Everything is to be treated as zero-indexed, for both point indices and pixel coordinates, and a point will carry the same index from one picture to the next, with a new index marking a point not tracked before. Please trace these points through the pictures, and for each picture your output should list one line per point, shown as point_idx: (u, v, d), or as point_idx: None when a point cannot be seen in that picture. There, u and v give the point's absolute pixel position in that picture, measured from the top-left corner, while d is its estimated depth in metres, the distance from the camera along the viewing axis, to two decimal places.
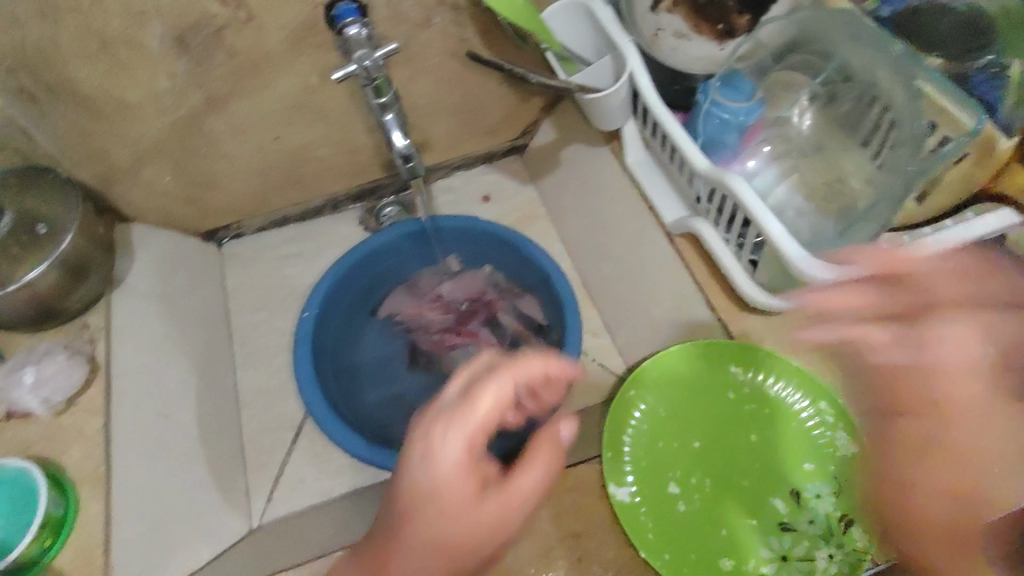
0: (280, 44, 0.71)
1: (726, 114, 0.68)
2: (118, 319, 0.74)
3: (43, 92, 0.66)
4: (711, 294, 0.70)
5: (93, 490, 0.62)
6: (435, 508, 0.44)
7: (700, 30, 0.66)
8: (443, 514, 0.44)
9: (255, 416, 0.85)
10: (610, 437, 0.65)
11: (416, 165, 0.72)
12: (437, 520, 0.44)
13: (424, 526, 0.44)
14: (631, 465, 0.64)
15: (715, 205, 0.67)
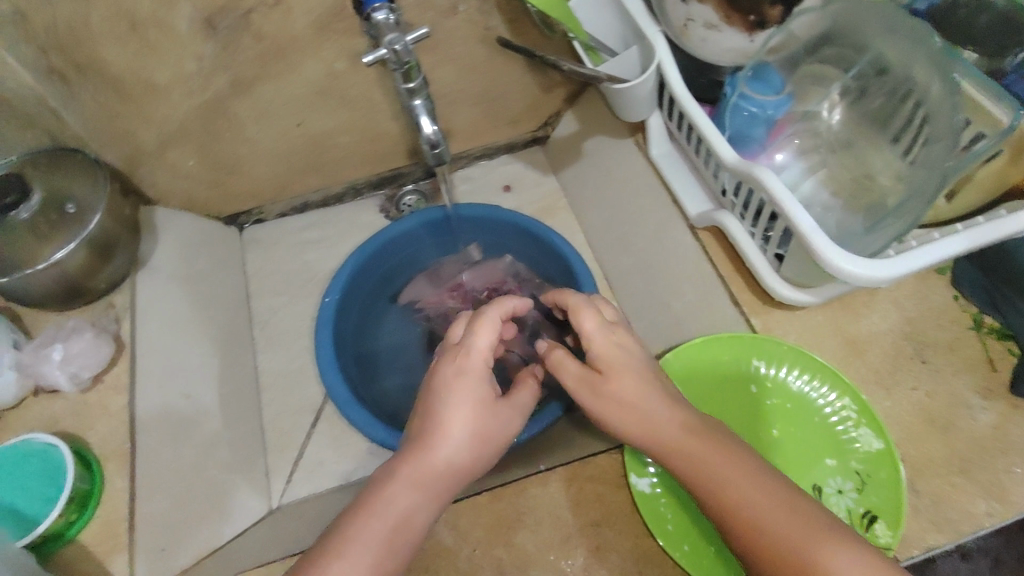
0: (306, 28, 0.71)
1: (755, 107, 0.67)
2: (142, 300, 0.74)
3: (73, 72, 0.67)
4: (734, 288, 0.70)
5: (118, 467, 0.63)
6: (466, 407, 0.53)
7: (730, 22, 0.65)
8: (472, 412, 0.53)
9: (275, 398, 0.85)
10: None
11: (443, 150, 0.63)
12: (466, 418, 0.53)
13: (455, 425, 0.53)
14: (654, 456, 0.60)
15: (741, 199, 0.67)
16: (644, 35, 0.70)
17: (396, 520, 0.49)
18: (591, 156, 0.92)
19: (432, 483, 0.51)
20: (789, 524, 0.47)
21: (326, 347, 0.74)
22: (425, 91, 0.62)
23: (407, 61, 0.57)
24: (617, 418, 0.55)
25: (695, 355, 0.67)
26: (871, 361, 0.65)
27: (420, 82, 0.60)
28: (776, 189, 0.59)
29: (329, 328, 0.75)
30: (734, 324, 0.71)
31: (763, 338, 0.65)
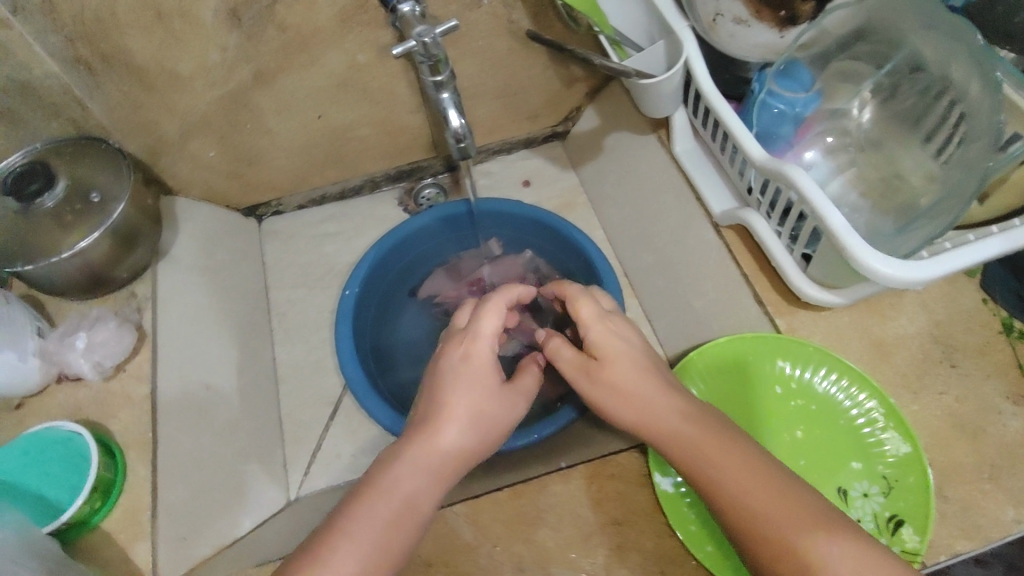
0: (330, 20, 0.71)
1: (783, 104, 0.66)
2: (163, 290, 0.75)
3: (99, 61, 0.67)
4: (758, 287, 0.69)
5: (140, 455, 0.63)
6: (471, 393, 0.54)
7: (761, 18, 0.64)
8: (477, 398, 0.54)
9: (293, 391, 0.85)
10: None
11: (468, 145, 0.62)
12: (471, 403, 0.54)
13: (460, 411, 0.53)
14: None
15: (768, 197, 0.66)
16: (670, 29, 0.69)
17: (402, 501, 0.49)
18: (611, 152, 0.91)
19: (437, 467, 0.51)
20: (796, 521, 0.45)
21: (345, 340, 0.74)
22: (453, 85, 0.61)
23: (436, 54, 0.56)
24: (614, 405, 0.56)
25: (719, 354, 0.67)
26: (897, 364, 0.64)
27: (449, 76, 0.59)
28: (807, 186, 0.58)
29: (349, 321, 0.75)
30: (757, 324, 0.70)
31: (788, 338, 0.64)
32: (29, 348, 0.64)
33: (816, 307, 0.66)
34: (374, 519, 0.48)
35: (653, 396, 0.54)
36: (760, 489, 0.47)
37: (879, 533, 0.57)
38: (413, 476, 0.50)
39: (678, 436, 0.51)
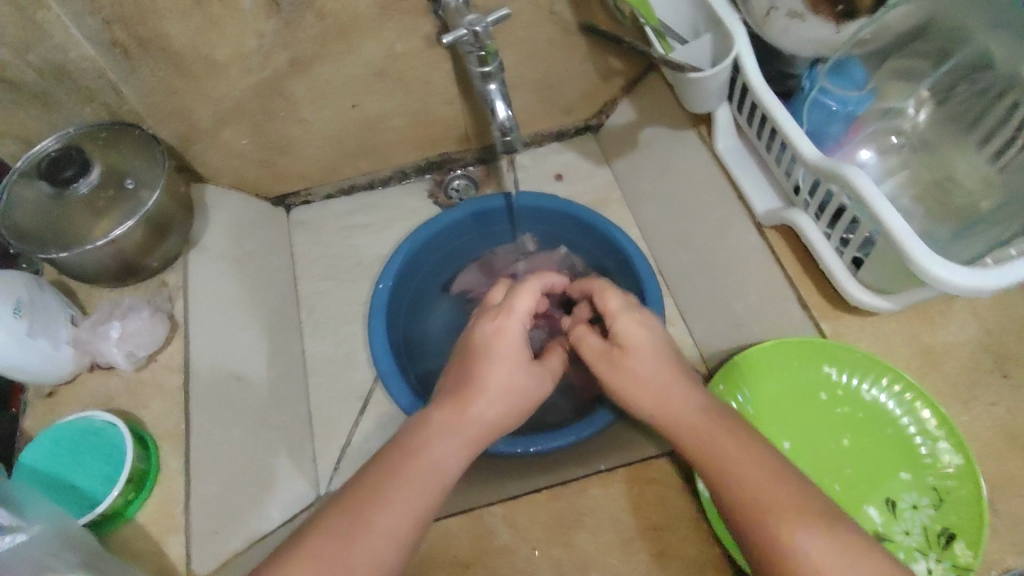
0: (369, 7, 0.70)
1: (834, 103, 0.65)
2: (194, 280, 0.74)
3: (135, 46, 0.66)
4: (804, 290, 0.67)
5: (173, 447, 0.63)
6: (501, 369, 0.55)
7: (817, 11, 0.61)
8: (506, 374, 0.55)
9: (322, 384, 0.84)
10: None
11: (513, 139, 0.60)
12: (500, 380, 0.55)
13: (490, 385, 0.55)
14: None
15: (817, 198, 0.64)
16: (718, 21, 0.67)
17: (434, 470, 0.50)
18: (648, 147, 0.89)
19: (466, 438, 0.53)
20: None
21: (379, 335, 0.72)
22: (500, 76, 0.59)
23: (486, 43, 0.55)
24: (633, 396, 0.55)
25: (765, 358, 0.65)
26: (950, 373, 0.62)
27: (496, 67, 0.58)
28: (865, 189, 0.56)
29: (382, 316, 0.73)
30: (802, 328, 0.68)
31: (832, 343, 0.62)
32: (62, 336, 0.64)
33: (865, 312, 0.64)
34: (407, 485, 0.49)
35: (667, 389, 0.54)
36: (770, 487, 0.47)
37: (928, 547, 0.55)
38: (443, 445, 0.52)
39: (691, 428, 0.51)
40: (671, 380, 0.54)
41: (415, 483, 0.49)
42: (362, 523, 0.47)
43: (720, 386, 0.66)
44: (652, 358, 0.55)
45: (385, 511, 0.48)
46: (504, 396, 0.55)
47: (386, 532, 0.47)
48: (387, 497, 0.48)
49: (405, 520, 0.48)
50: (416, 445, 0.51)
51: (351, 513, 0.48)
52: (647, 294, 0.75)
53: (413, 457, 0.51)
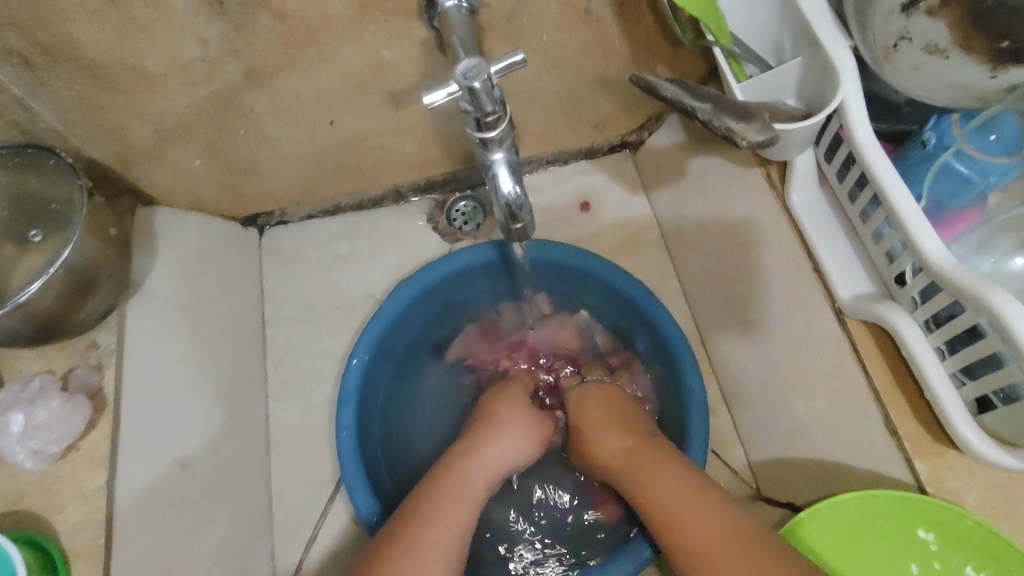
0: (345, 7, 0.53)
1: (971, 169, 0.47)
2: (131, 337, 0.61)
3: (39, 55, 0.50)
4: (896, 413, 0.51)
5: (88, 569, 0.51)
6: (520, 413, 0.62)
7: (968, 47, 0.44)
8: (522, 417, 0.62)
9: (287, 462, 0.74)
10: None
11: (524, 223, 0.48)
12: (516, 421, 0.61)
13: (508, 424, 0.61)
14: None
15: (937, 306, 0.47)
16: (815, 43, 0.50)
17: (476, 496, 0.55)
18: (697, 181, 0.71)
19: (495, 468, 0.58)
20: None
21: (347, 430, 0.63)
22: (509, 139, 0.44)
23: (489, 107, 0.40)
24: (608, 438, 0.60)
25: (847, 516, 0.53)
26: None
27: (503, 129, 0.43)
28: (1016, 325, 0.40)
29: (353, 401, 0.64)
30: (885, 461, 0.52)
31: (946, 512, 0.48)
32: None
33: (981, 463, 0.48)
34: (458, 510, 0.53)
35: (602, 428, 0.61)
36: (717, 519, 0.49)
37: None
38: (480, 475, 0.57)
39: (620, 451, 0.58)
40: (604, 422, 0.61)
41: (462, 508, 0.53)
42: (422, 545, 0.50)
43: (808, 521, 0.53)
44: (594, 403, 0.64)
45: (443, 534, 0.51)
46: (526, 436, 0.61)
47: (448, 550, 0.51)
48: (444, 519, 0.52)
49: (458, 539, 0.52)
50: (458, 472, 0.56)
51: (409, 546, 0.50)
52: (683, 385, 0.64)
53: (457, 483, 0.55)
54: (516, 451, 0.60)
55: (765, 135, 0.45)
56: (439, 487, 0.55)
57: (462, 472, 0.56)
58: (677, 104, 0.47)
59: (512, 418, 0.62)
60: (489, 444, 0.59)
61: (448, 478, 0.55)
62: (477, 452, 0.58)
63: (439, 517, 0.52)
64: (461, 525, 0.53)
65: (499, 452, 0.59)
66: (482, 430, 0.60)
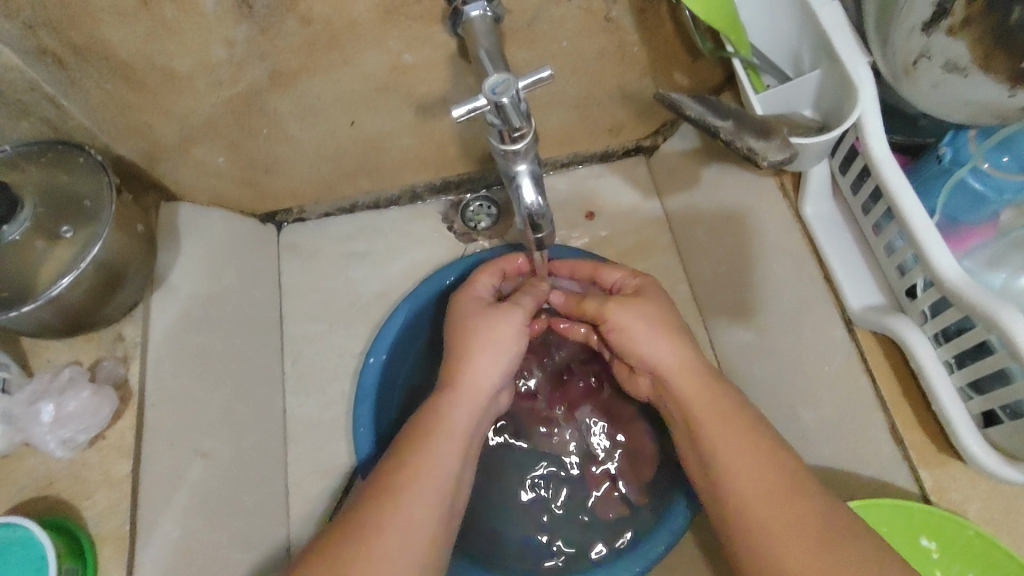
0: (369, 12, 0.54)
1: (987, 185, 0.49)
2: (155, 329, 0.63)
3: (71, 55, 0.51)
4: (903, 424, 0.52)
5: (116, 552, 0.53)
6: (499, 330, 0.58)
7: (988, 65, 0.44)
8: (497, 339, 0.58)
9: (303, 454, 0.75)
10: None
11: (546, 232, 0.49)
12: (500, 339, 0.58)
13: (486, 347, 0.57)
14: None
15: (947, 320, 0.48)
16: (834, 56, 0.50)
17: (461, 439, 0.53)
18: (711, 188, 0.72)
19: (476, 397, 0.55)
20: None
21: (364, 427, 0.67)
22: (532, 151, 0.45)
23: (516, 122, 0.41)
24: (647, 347, 0.58)
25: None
26: None
27: (529, 142, 0.44)
28: None
29: (370, 398, 0.68)
30: (889, 471, 0.53)
31: (943, 516, 0.49)
32: None
33: (984, 474, 0.49)
34: (445, 450, 0.51)
35: (651, 338, 0.58)
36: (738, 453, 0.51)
37: None
38: (461, 409, 0.54)
39: (660, 359, 0.57)
40: (653, 328, 0.58)
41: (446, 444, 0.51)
42: (413, 484, 0.48)
43: None
44: (636, 307, 0.59)
45: (430, 473, 0.49)
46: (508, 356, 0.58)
47: (440, 482, 0.49)
48: (431, 458, 0.50)
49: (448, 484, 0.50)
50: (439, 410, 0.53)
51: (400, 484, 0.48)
52: None
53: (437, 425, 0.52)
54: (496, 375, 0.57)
55: (787, 153, 0.46)
56: (422, 427, 0.52)
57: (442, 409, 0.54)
58: (703, 125, 0.47)
59: (496, 340, 0.57)
60: (469, 372, 0.56)
61: (434, 416, 0.53)
62: (461, 381, 0.55)
63: (427, 457, 0.50)
64: (451, 462, 0.51)
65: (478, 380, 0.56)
66: (459, 355, 0.57)
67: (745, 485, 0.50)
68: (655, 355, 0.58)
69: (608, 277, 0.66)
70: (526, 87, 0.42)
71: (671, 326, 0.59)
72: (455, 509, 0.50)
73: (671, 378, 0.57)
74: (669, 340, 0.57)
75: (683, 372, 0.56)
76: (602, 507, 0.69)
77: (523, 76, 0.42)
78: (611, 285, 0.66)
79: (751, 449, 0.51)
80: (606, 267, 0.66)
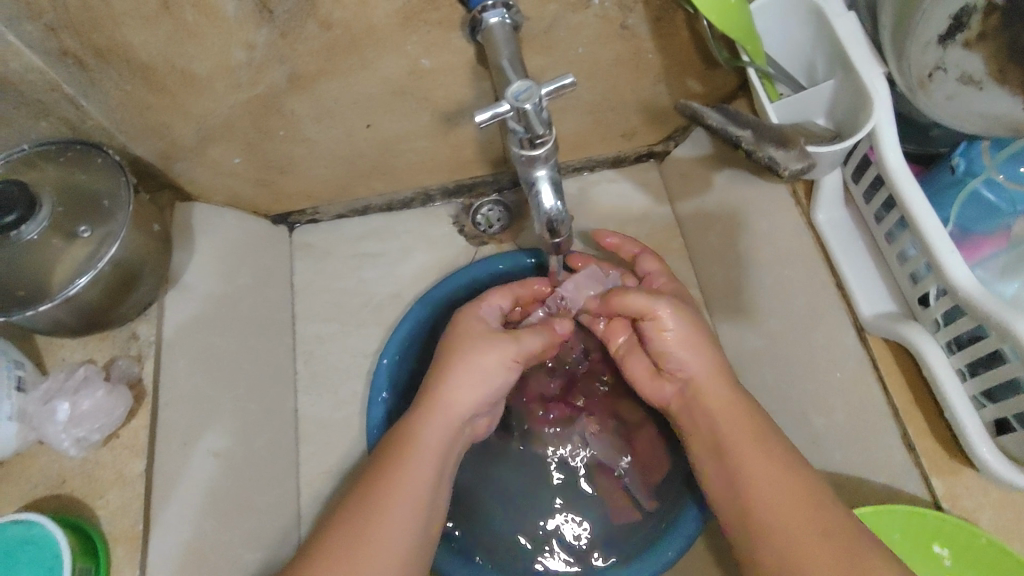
0: (389, 17, 0.54)
1: (1001, 198, 0.49)
2: (169, 329, 0.63)
3: (92, 57, 0.52)
4: (914, 428, 0.53)
5: (128, 553, 0.53)
6: (488, 350, 0.58)
7: (1003, 80, 0.45)
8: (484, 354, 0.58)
9: (314, 453, 0.75)
10: None
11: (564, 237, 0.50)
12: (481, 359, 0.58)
13: (470, 365, 0.58)
14: None
15: (959, 328, 0.49)
16: (850, 68, 0.51)
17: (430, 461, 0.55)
18: (723, 194, 0.72)
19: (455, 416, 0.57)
20: None
21: (377, 427, 0.68)
22: (553, 157, 0.46)
23: (539, 128, 0.42)
24: (681, 355, 0.58)
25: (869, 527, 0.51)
26: None
27: (550, 148, 0.44)
28: None
29: (383, 398, 0.69)
30: (903, 477, 0.54)
31: (955, 523, 0.49)
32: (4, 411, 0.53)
33: (995, 481, 0.50)
34: (417, 470, 0.54)
35: (682, 349, 0.58)
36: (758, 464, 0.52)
37: None
38: (439, 427, 0.56)
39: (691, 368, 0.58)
40: (681, 338, 0.58)
41: (421, 466, 0.54)
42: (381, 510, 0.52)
43: None
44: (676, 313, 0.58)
45: (404, 494, 0.53)
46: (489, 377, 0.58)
47: (410, 502, 0.53)
48: (405, 480, 0.53)
49: (414, 507, 0.53)
50: (415, 430, 0.56)
51: (370, 505, 0.52)
52: None
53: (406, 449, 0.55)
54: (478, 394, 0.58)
55: (805, 163, 0.48)
56: (399, 447, 0.55)
57: (418, 429, 0.56)
58: (722, 133, 0.48)
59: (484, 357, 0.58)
60: (451, 390, 0.57)
61: (405, 438, 0.56)
62: (433, 401, 0.57)
63: (400, 480, 0.53)
64: (424, 483, 0.54)
65: (461, 399, 0.57)
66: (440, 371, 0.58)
67: (766, 488, 0.51)
68: (690, 363, 0.58)
69: (644, 268, 0.68)
70: (550, 94, 0.42)
71: (700, 334, 0.58)
72: (427, 524, 0.54)
73: (705, 387, 0.57)
74: (700, 350, 0.58)
75: (713, 381, 0.57)
76: (616, 510, 0.68)
77: (546, 82, 0.43)
78: (645, 276, 0.68)
79: (781, 459, 0.52)
80: (646, 257, 0.69)
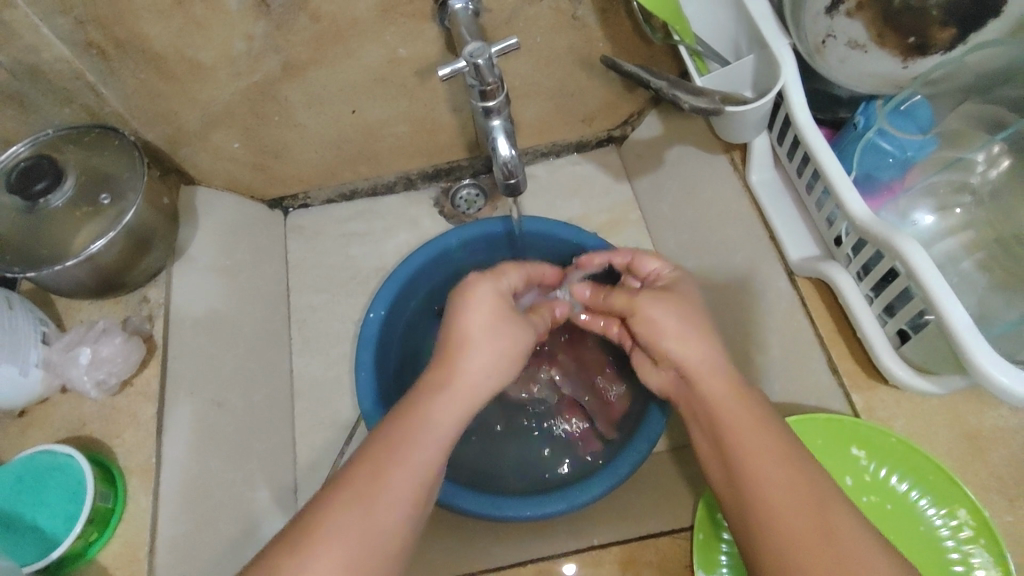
0: (370, 10, 0.63)
1: (891, 147, 0.57)
2: (177, 291, 0.70)
3: (113, 47, 0.60)
4: (834, 352, 0.61)
5: (142, 483, 0.60)
6: (493, 329, 0.55)
7: (882, 43, 0.54)
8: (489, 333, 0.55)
9: (309, 409, 0.82)
10: (704, 518, 0.60)
11: (518, 183, 0.58)
12: (491, 341, 0.55)
13: (481, 341, 0.54)
14: (726, 554, 0.58)
15: (862, 256, 0.57)
16: (765, 43, 0.60)
17: (434, 448, 0.48)
18: (673, 167, 0.81)
19: (463, 398, 0.52)
20: None
21: (366, 370, 0.73)
22: (505, 110, 0.54)
23: (489, 79, 0.50)
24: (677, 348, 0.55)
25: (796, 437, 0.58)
26: (997, 465, 0.55)
27: (501, 100, 0.53)
28: (921, 267, 0.48)
29: (371, 345, 0.75)
30: (828, 396, 0.61)
31: (865, 423, 0.57)
32: (32, 358, 0.59)
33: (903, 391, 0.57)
34: (419, 455, 0.47)
35: (680, 339, 0.55)
36: (748, 434, 0.49)
37: None
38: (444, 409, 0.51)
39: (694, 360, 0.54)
40: (686, 330, 0.56)
41: (425, 444, 0.48)
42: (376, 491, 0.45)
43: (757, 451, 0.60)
44: (666, 309, 0.56)
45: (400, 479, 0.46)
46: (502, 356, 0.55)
47: (410, 483, 0.46)
48: (403, 465, 0.46)
49: (411, 490, 0.46)
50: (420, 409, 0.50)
51: (366, 485, 0.45)
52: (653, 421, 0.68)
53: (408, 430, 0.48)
54: (490, 371, 0.54)
55: (708, 104, 0.58)
56: (396, 423, 0.49)
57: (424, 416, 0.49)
58: (638, 78, 0.60)
59: (481, 338, 0.54)
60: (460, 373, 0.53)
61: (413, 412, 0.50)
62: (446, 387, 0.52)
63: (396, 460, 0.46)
64: (422, 468, 0.47)
65: (468, 377, 0.53)
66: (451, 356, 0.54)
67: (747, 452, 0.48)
68: (684, 355, 0.55)
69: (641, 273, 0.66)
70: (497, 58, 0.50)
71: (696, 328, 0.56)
72: (423, 513, 0.47)
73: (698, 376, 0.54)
74: (690, 340, 0.55)
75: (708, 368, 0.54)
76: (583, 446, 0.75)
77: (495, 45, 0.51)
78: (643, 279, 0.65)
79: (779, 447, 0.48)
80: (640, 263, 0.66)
